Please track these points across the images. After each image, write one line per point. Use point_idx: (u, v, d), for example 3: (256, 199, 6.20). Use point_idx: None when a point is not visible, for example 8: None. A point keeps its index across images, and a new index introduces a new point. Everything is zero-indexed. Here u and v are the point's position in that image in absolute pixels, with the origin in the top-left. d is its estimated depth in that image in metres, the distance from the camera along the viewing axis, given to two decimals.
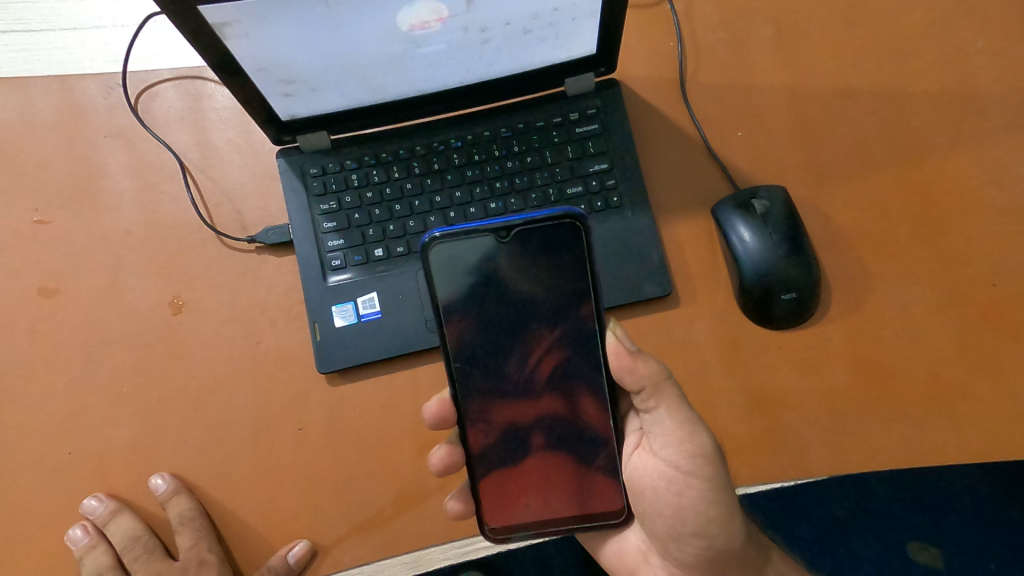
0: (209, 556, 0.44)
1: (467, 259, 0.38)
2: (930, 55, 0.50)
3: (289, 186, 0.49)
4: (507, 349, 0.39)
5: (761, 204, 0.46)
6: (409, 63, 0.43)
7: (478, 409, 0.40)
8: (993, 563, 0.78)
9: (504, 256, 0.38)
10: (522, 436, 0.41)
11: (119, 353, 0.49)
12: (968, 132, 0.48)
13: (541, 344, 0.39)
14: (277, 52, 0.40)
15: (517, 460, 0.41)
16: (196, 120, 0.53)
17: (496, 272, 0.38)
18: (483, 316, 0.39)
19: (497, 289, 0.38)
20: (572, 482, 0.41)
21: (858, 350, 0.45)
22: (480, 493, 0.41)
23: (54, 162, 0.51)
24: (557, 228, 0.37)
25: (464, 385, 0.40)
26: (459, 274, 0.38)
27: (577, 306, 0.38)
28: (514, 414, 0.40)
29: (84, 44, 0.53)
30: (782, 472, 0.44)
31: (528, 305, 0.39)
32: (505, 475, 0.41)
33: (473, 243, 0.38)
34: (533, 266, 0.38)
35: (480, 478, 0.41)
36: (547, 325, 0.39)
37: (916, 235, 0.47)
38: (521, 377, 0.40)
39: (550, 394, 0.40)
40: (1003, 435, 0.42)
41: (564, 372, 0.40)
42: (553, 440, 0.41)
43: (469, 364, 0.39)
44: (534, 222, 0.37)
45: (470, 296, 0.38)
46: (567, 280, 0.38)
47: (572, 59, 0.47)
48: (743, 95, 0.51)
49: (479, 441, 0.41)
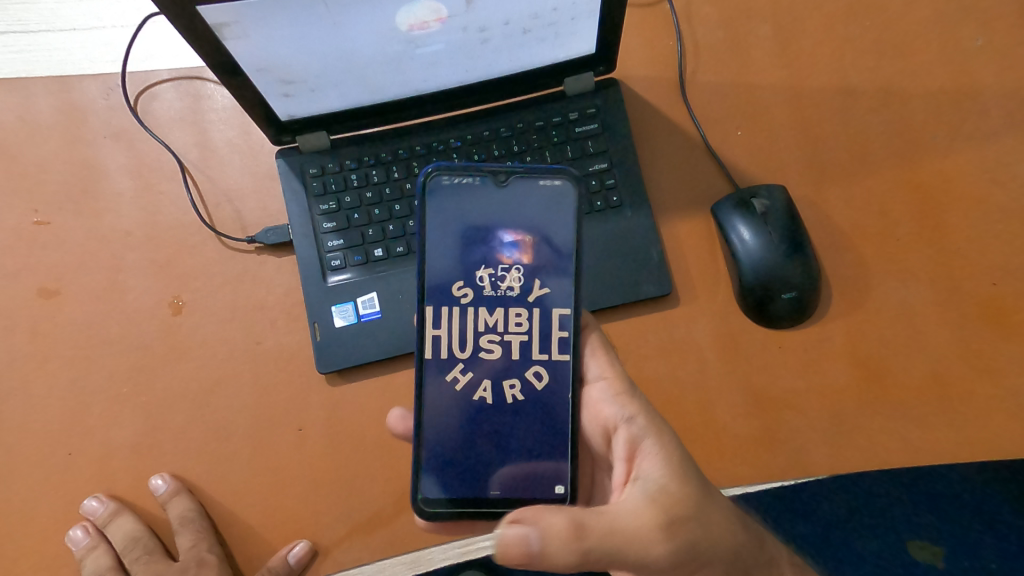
0: (209, 557, 0.45)
1: (459, 203, 0.39)
2: (929, 54, 0.50)
3: (288, 185, 0.49)
4: (484, 315, 0.39)
5: (760, 203, 0.46)
6: (409, 63, 0.43)
7: (442, 377, 0.39)
8: (994, 562, 0.78)
9: (493, 199, 0.40)
10: (480, 416, 0.38)
11: (120, 353, 0.49)
12: (967, 131, 0.48)
13: (519, 316, 0.39)
14: (276, 53, 0.40)
15: (467, 442, 0.38)
16: (195, 120, 0.53)
17: (484, 218, 0.40)
18: (466, 276, 0.39)
19: (483, 247, 0.40)
20: (526, 475, 0.38)
21: (857, 349, 0.45)
22: (423, 471, 0.37)
23: (53, 162, 0.51)
24: (550, 182, 0.40)
25: (432, 349, 0.39)
26: (449, 210, 0.39)
27: (560, 277, 0.39)
28: (478, 389, 0.39)
29: (83, 45, 0.53)
30: (782, 471, 0.44)
31: (512, 272, 0.39)
32: (455, 454, 0.38)
33: (467, 184, 0.40)
34: (517, 215, 0.40)
35: (425, 454, 0.38)
36: (528, 296, 0.39)
37: (915, 234, 0.46)
38: (494, 349, 0.39)
39: (518, 373, 0.39)
40: (1003, 434, 0.42)
41: (539, 351, 0.39)
42: (510, 413, 0.39)
43: (443, 326, 0.39)
44: (532, 171, 0.40)
45: (454, 251, 0.39)
46: (551, 236, 0.40)
47: (572, 59, 0.47)
48: (742, 95, 0.51)
49: (435, 398, 0.38)
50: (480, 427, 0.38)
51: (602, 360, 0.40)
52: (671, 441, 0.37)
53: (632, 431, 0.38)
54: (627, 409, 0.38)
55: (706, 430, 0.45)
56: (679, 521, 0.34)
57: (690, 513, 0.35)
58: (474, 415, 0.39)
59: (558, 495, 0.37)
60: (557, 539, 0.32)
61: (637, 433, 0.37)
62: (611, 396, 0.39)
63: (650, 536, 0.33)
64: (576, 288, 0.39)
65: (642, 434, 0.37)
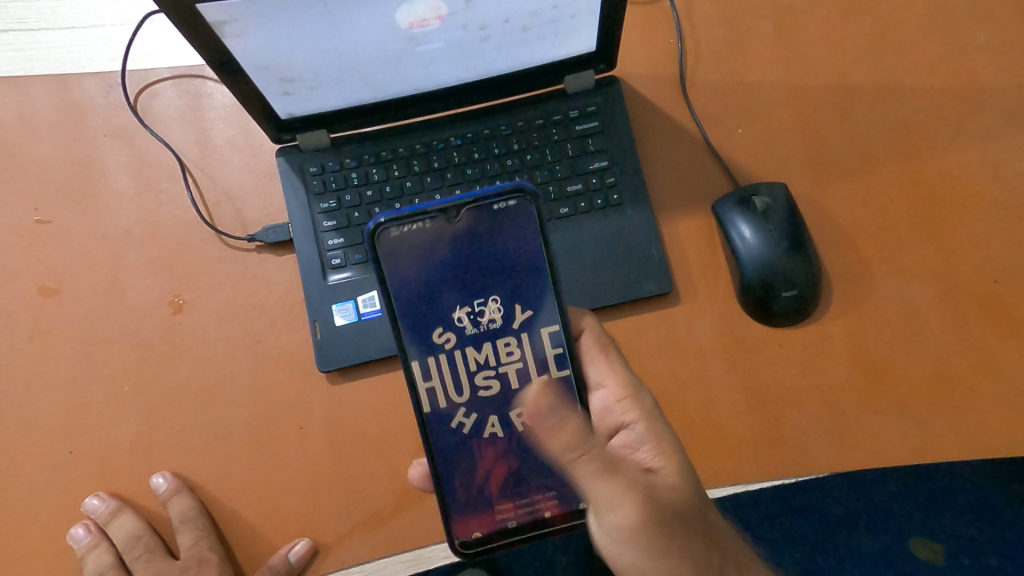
0: (209, 556, 0.45)
1: (417, 250, 0.37)
2: (930, 50, 0.49)
3: (289, 184, 0.49)
4: (473, 354, 0.38)
5: (761, 200, 0.46)
6: (409, 61, 0.43)
7: (446, 425, 0.38)
8: (993, 558, 0.78)
9: (457, 237, 0.38)
10: (496, 451, 0.38)
11: (120, 351, 0.49)
12: (968, 127, 0.48)
13: (509, 346, 0.38)
14: (276, 51, 0.40)
15: (487, 479, 0.38)
16: (195, 119, 0.53)
17: (450, 258, 0.38)
18: (445, 321, 0.38)
19: (454, 287, 0.38)
20: (557, 489, 0.38)
21: (858, 347, 0.45)
22: (456, 517, 0.38)
23: (53, 161, 0.51)
24: (508, 206, 0.37)
25: (430, 401, 0.38)
26: (410, 259, 0.37)
27: (540, 297, 0.38)
28: (485, 428, 0.38)
29: (82, 43, 0.53)
30: (782, 469, 0.44)
31: (490, 303, 0.38)
32: (481, 492, 0.38)
33: (420, 229, 0.37)
34: (483, 250, 0.38)
35: (451, 503, 0.38)
36: (512, 323, 0.38)
37: (916, 231, 0.46)
38: (491, 384, 0.38)
39: (523, 402, 0.38)
40: (1003, 431, 0.42)
41: (537, 375, 0.38)
42: (522, 442, 0.38)
43: (434, 377, 0.38)
44: (488, 199, 0.37)
45: (427, 298, 0.38)
46: (524, 261, 0.38)
47: (572, 57, 0.47)
48: (743, 92, 0.51)
49: (443, 448, 0.38)
50: (498, 462, 0.38)
51: (604, 366, 0.41)
52: (667, 448, 0.39)
53: (631, 437, 0.40)
54: (629, 415, 0.40)
55: (706, 428, 0.45)
56: (660, 510, 0.37)
57: (673, 506, 0.38)
58: (488, 453, 0.38)
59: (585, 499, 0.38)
60: (566, 436, 0.34)
61: (633, 439, 0.40)
62: (612, 403, 0.41)
63: (628, 503, 0.36)
64: (560, 302, 0.38)
65: (639, 442, 0.40)
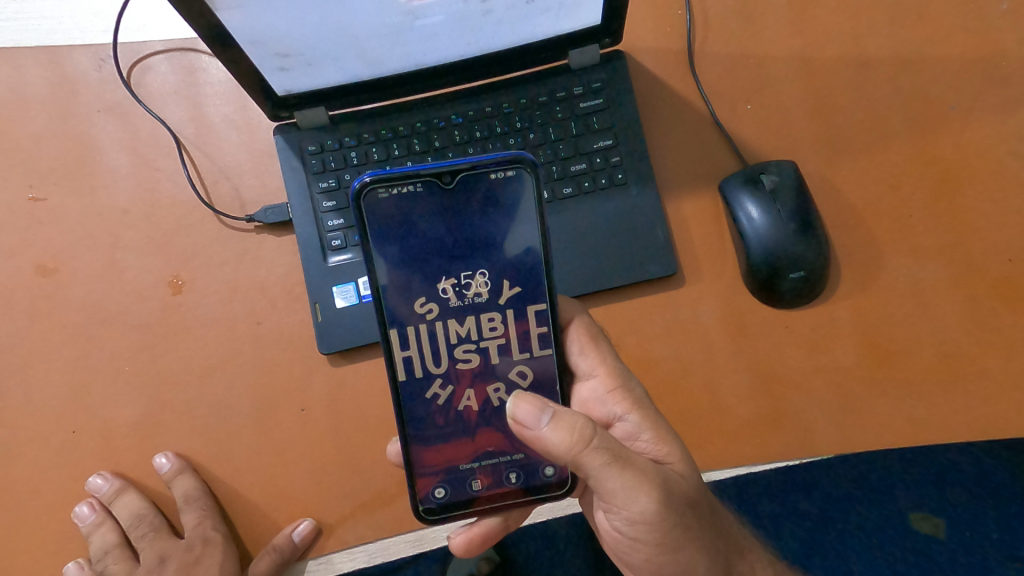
0: (214, 535, 0.46)
1: (401, 216, 0.36)
2: (952, 20, 0.47)
3: (287, 162, 0.48)
4: (455, 327, 0.37)
5: (770, 179, 0.45)
6: (408, 35, 0.42)
7: (421, 396, 0.37)
8: (995, 532, 0.78)
9: (443, 204, 0.37)
10: (469, 423, 0.38)
11: (120, 331, 0.48)
12: (988, 101, 0.46)
13: (493, 320, 0.38)
14: (271, 24, 0.38)
15: (453, 449, 0.38)
16: (190, 94, 0.52)
17: (432, 223, 0.37)
18: (428, 290, 0.37)
19: (438, 256, 0.37)
20: (525, 464, 0.38)
21: (865, 329, 0.44)
22: (420, 483, 0.37)
23: (47, 138, 0.50)
24: (504, 175, 0.37)
25: (406, 370, 0.37)
26: (393, 225, 0.36)
27: (531, 277, 0.37)
28: (461, 401, 0.38)
29: (72, 13, 0.52)
30: (787, 450, 0.44)
31: (477, 277, 0.37)
32: (446, 462, 0.38)
33: (410, 193, 0.36)
34: (469, 217, 0.37)
35: (418, 469, 0.37)
36: (499, 298, 0.37)
37: (930, 210, 0.45)
38: (471, 358, 0.38)
39: (502, 377, 0.38)
40: (1012, 411, 0.41)
41: (518, 352, 0.38)
42: (488, 417, 0.38)
43: (412, 347, 0.37)
44: (479, 166, 0.36)
45: (410, 262, 0.37)
46: (523, 233, 0.37)
47: (576, 31, 0.45)
48: (753, 67, 0.49)
49: (415, 414, 0.37)
50: (467, 434, 0.38)
51: (593, 358, 0.41)
52: (663, 432, 0.40)
53: (625, 428, 0.41)
54: (620, 407, 0.41)
55: (707, 409, 0.45)
56: (669, 485, 0.37)
57: (683, 494, 0.38)
58: (457, 423, 0.38)
59: (551, 478, 0.38)
60: (563, 432, 0.34)
61: (631, 430, 0.40)
62: (605, 393, 0.41)
63: (641, 496, 0.36)
64: (546, 281, 0.37)
65: (636, 432, 0.40)
